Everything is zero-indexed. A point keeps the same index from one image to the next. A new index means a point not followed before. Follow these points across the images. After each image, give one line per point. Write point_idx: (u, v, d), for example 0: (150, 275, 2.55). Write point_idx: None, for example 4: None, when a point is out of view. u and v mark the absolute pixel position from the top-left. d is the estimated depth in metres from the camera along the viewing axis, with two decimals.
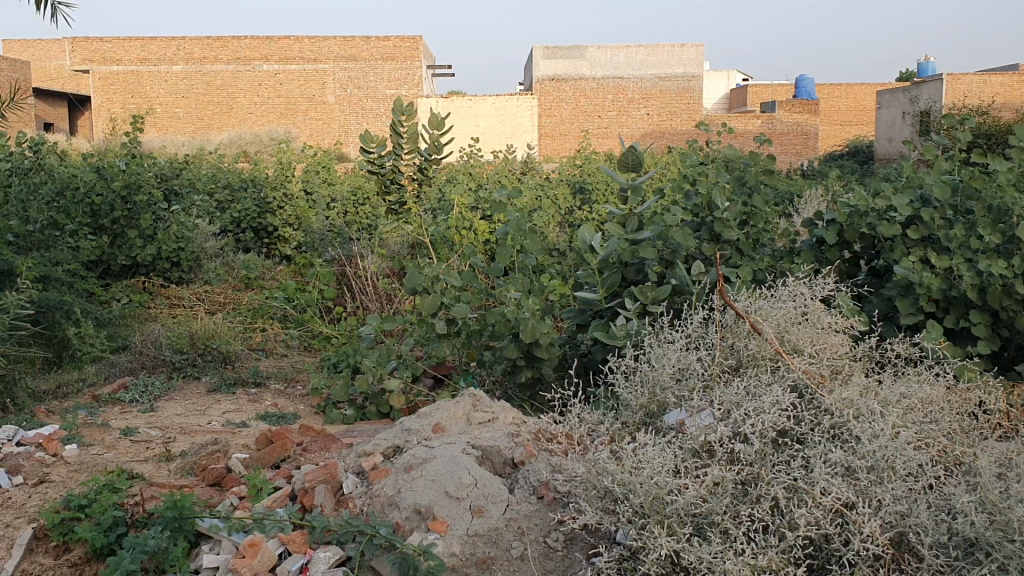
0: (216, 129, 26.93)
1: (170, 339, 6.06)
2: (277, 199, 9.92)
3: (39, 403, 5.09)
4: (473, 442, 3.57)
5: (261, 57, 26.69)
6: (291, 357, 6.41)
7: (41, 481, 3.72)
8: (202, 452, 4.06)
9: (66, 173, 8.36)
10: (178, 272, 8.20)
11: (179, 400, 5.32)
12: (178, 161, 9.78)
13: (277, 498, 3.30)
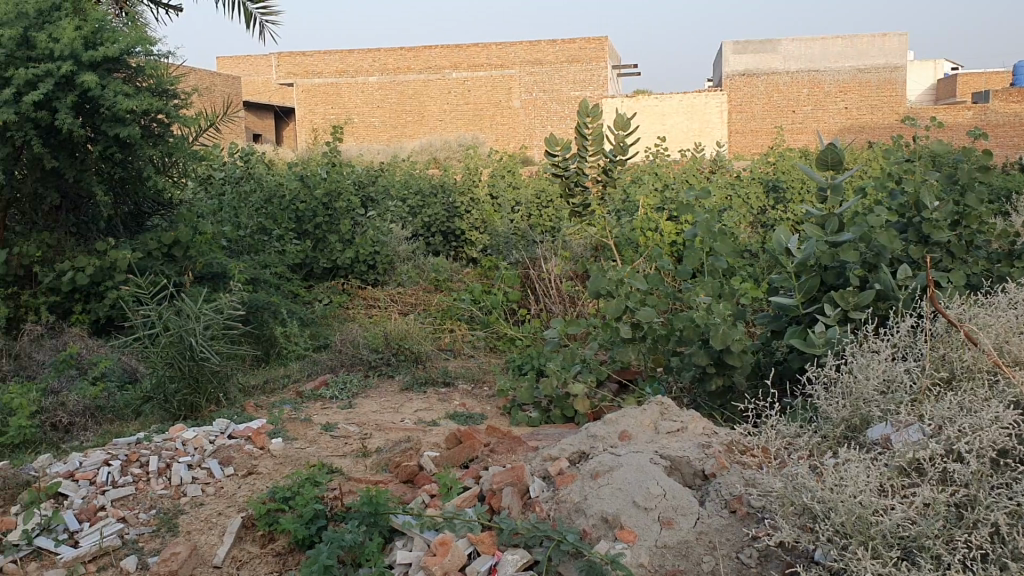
0: (408, 137, 28.19)
1: (366, 339, 6.31)
2: (465, 204, 10.27)
3: (249, 397, 5.42)
4: (662, 451, 3.50)
5: (451, 65, 27.46)
6: (479, 358, 6.54)
7: (250, 472, 3.95)
8: (396, 449, 4.19)
9: (273, 181, 8.89)
10: (374, 274, 8.55)
11: (374, 398, 5.54)
12: (374, 168, 10.23)
13: (466, 498, 3.36)
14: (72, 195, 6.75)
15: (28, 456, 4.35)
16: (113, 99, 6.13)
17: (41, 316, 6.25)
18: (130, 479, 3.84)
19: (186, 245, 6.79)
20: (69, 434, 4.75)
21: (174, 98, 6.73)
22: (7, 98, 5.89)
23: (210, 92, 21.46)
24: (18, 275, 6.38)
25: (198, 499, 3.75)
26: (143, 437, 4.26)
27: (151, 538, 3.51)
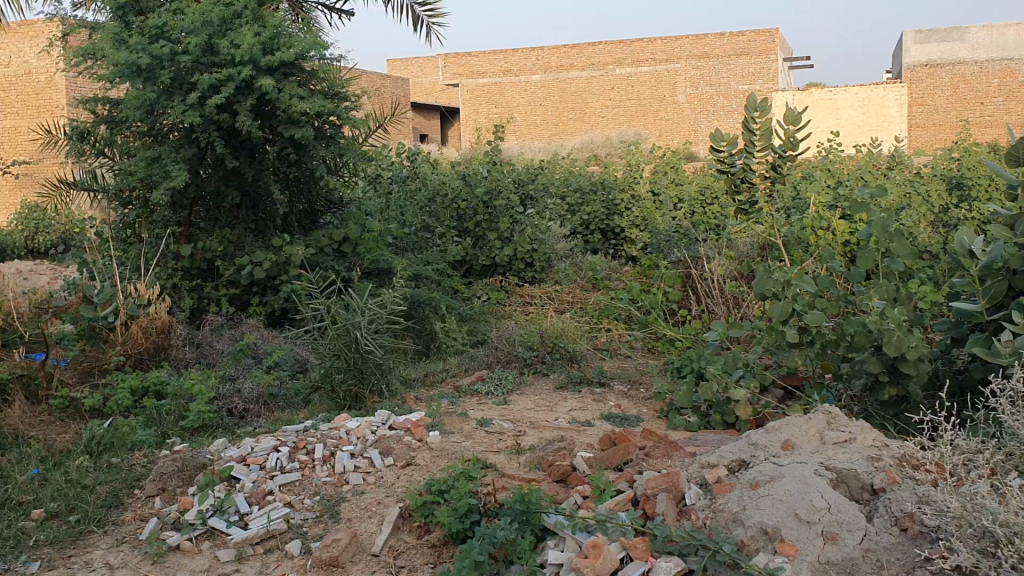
0: (570, 133, 28.13)
1: (522, 337, 6.34)
2: (625, 201, 10.16)
3: (409, 389, 5.57)
4: (827, 463, 3.33)
5: (614, 62, 27.32)
6: (635, 359, 6.45)
7: (408, 464, 4.04)
8: (550, 448, 4.19)
9: (436, 180, 9.09)
10: (532, 271, 8.60)
11: (529, 395, 5.56)
12: (534, 165, 10.30)
13: (620, 502, 3.31)
14: (251, 193, 7.14)
15: (207, 439, 4.63)
16: (289, 102, 6.42)
17: (221, 308, 6.64)
18: (297, 465, 4.00)
19: (354, 241, 7.04)
20: (244, 419, 5.02)
21: (345, 100, 6.99)
22: (193, 102, 6.28)
23: (379, 93, 22.25)
24: (202, 269, 6.80)
25: (359, 488, 3.88)
26: (310, 425, 4.43)
27: (315, 524, 3.65)
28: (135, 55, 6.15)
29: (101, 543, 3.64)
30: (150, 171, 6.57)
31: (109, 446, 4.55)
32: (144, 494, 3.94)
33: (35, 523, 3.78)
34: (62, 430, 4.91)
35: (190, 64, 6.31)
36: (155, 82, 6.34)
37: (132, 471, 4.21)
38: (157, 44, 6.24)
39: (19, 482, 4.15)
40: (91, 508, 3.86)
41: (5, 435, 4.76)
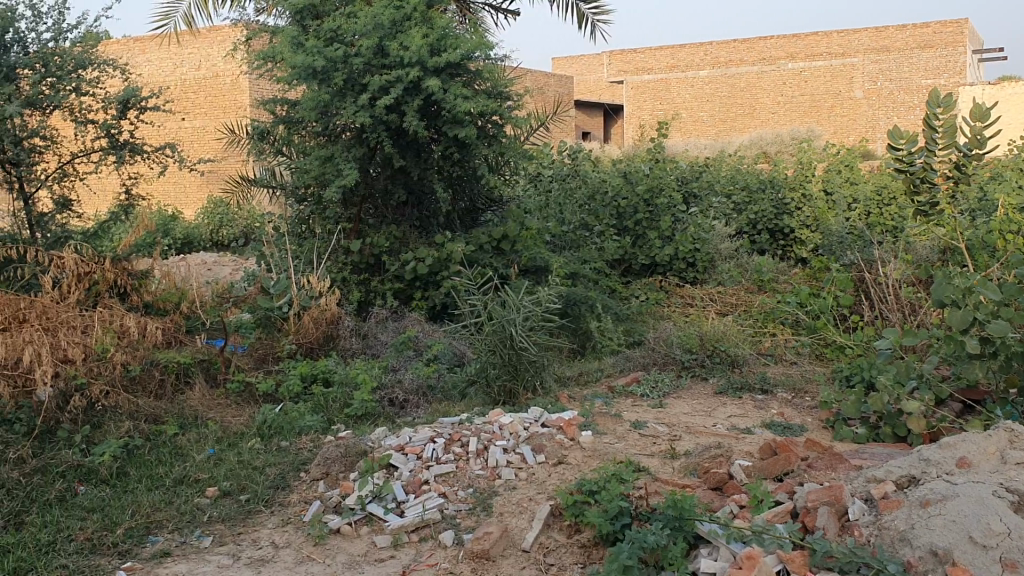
0: (739, 129, 27.12)
1: (680, 339, 6.21)
2: (796, 200, 9.84)
3: (564, 388, 5.58)
4: (1008, 484, 3.09)
5: (787, 56, 26.51)
6: (801, 365, 6.20)
7: (559, 462, 4.05)
8: (706, 454, 4.08)
9: (597, 178, 9.06)
10: (694, 272, 8.45)
11: (686, 399, 5.46)
12: (700, 162, 10.12)
13: (778, 513, 3.19)
14: (417, 191, 7.34)
15: (368, 427, 4.80)
16: (453, 102, 6.54)
17: (386, 301, 6.87)
18: (452, 457, 4.08)
19: (513, 239, 7.11)
20: (404, 410, 5.17)
21: (508, 100, 7.08)
22: (364, 103, 6.51)
23: (543, 92, 22.45)
24: (369, 264, 7.05)
25: (511, 483, 3.91)
26: (465, 419, 4.51)
27: (468, 515, 3.71)
28: (312, 58, 6.45)
29: (268, 522, 3.84)
30: (323, 169, 6.87)
31: (278, 430, 4.80)
32: (309, 478, 4.12)
33: (210, 499, 4.04)
34: (236, 413, 5.22)
35: (362, 65, 6.55)
36: (329, 84, 6.64)
37: (299, 455, 4.42)
38: (331, 47, 6.51)
39: (197, 460, 4.44)
40: (260, 489, 4.08)
41: (186, 416, 5.11)
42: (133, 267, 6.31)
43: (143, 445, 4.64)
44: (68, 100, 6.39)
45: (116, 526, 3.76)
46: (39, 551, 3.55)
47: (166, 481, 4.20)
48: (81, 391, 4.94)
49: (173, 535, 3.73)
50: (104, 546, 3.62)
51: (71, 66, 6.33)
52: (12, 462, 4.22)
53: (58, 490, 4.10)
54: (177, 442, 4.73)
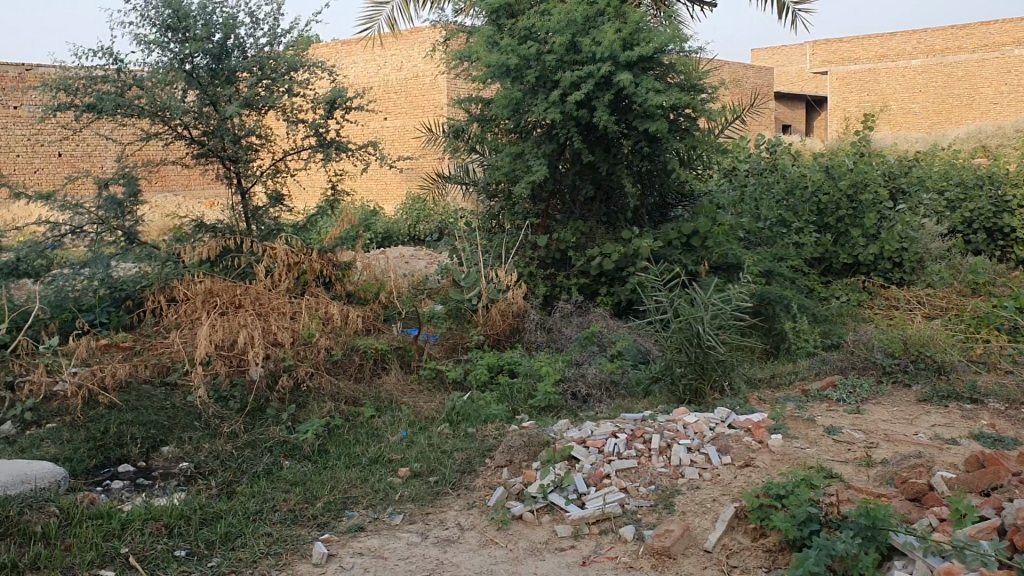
0: (956, 123, 25.49)
1: (881, 343, 5.87)
2: (1017, 197, 9.12)
3: (753, 389, 5.42)
4: None
5: (1012, 42, 24.24)
6: (1018, 375, 5.72)
7: (746, 464, 3.94)
8: (904, 464, 3.86)
9: (795, 173, 8.75)
10: (900, 272, 7.99)
11: (886, 406, 5.16)
12: (909, 156, 9.55)
13: (982, 529, 2.98)
14: (606, 186, 7.35)
15: (553, 418, 4.85)
16: (645, 96, 6.48)
17: (573, 296, 6.92)
18: (634, 452, 4.06)
19: (704, 235, 7.00)
20: (587, 404, 5.18)
21: (702, 93, 6.93)
22: (555, 100, 6.58)
23: (739, 85, 21.90)
24: (557, 258, 7.14)
25: (694, 482, 3.85)
26: (649, 415, 4.47)
27: (650, 512, 3.69)
28: (506, 56, 6.60)
29: (454, 504, 3.97)
30: (514, 166, 7.02)
31: (466, 418, 4.94)
32: (493, 464, 4.22)
33: (401, 479, 4.21)
34: (428, 399, 5.41)
35: (555, 62, 6.61)
36: (522, 81, 6.76)
37: (485, 442, 4.54)
38: (524, 45, 6.63)
39: (390, 442, 4.65)
40: (448, 472, 4.22)
41: (382, 399, 5.35)
42: (338, 259, 6.82)
43: (342, 425, 4.91)
44: (282, 102, 6.83)
45: (315, 499, 4.01)
46: (248, 518, 3.85)
47: (362, 460, 4.42)
48: (289, 372, 5.31)
49: (367, 511, 3.93)
50: (305, 518, 3.87)
51: (284, 69, 6.78)
52: (227, 434, 4.73)
53: (265, 463, 4.43)
54: (373, 424, 4.96)
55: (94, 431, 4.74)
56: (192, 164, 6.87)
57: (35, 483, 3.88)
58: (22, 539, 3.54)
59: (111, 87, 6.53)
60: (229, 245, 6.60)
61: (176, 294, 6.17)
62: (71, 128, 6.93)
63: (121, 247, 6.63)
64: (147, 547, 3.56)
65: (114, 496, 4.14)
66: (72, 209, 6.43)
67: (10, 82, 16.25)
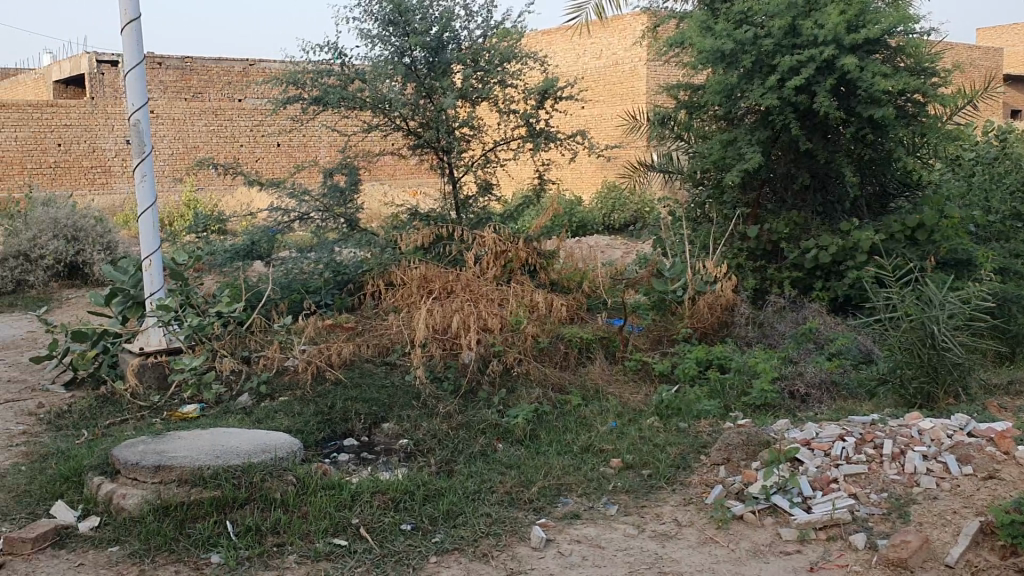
0: None
1: None
2: None
3: (990, 396, 5.01)
4: None
5: None
6: None
7: (990, 476, 3.66)
8: None
9: None
10: None
11: None
12: None
13: None
14: (822, 175, 7.08)
15: (770, 417, 4.68)
16: (871, 80, 6.14)
17: (784, 290, 6.68)
18: (864, 458, 3.85)
19: (930, 229, 6.58)
20: (806, 404, 4.97)
21: (934, 76, 6.49)
22: (772, 85, 6.36)
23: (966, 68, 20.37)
24: (768, 250, 6.95)
25: (932, 492, 3.62)
26: (878, 419, 4.23)
27: (882, 520, 3.49)
28: (721, 41, 6.44)
29: (670, 499, 3.90)
30: (725, 154, 6.84)
31: (677, 411, 4.85)
32: (709, 461, 4.12)
33: (614, 470, 4.19)
34: (636, 390, 5.35)
35: (772, 47, 6.39)
36: (737, 67, 6.58)
37: (699, 438, 4.44)
38: (740, 30, 6.44)
39: (601, 431, 4.63)
40: (663, 466, 4.15)
41: (589, 388, 5.34)
42: (543, 247, 6.88)
43: (552, 412, 4.94)
44: (494, 93, 6.97)
45: (531, 484, 4.05)
46: (468, 497, 3.94)
47: (574, 448, 4.43)
48: (498, 357, 5.39)
49: (582, 499, 3.93)
50: (522, 501, 3.92)
51: (497, 60, 6.90)
52: (442, 414, 4.88)
53: (481, 445, 4.52)
54: (582, 412, 4.95)
55: (322, 407, 5.04)
56: (408, 154, 7.18)
57: (275, 452, 4.13)
58: (264, 504, 3.81)
59: (335, 81, 6.90)
60: (442, 233, 6.84)
61: (394, 279, 6.46)
62: (298, 120, 7.39)
63: (343, 233, 7.07)
64: (375, 519, 3.73)
65: (342, 469, 4.36)
66: (298, 195, 7.00)
67: (236, 77, 17.60)
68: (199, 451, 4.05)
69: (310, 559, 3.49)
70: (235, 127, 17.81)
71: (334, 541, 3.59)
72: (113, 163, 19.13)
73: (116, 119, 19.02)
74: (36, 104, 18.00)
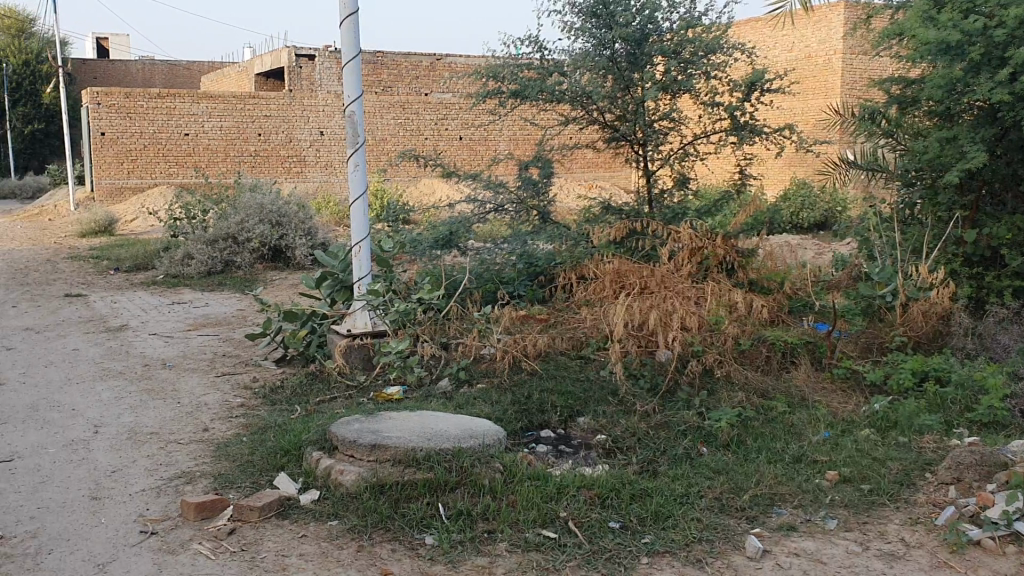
0: None
1: None
2: None
3: None
4: None
5: None
6: None
7: None
8: None
9: None
10: None
11: None
12: None
13: None
14: None
15: (1001, 437, 4.34)
16: None
17: (1007, 300, 6.21)
18: None
19: None
20: None
21: None
22: (1003, 79, 5.88)
23: None
24: (987, 257, 6.49)
25: None
26: None
27: None
28: (946, 32, 6.01)
29: (895, 518, 3.68)
30: (944, 152, 6.40)
31: (894, 425, 4.58)
32: (937, 480, 3.88)
33: (830, 483, 3.99)
34: (845, 400, 5.08)
35: (1005, 37, 5.91)
36: (963, 59, 6.13)
37: (923, 455, 4.20)
38: (969, 19, 5.99)
39: (813, 441, 4.43)
40: (885, 482, 3.93)
41: (794, 395, 5.10)
42: (741, 245, 6.67)
43: (756, 417, 4.75)
44: (697, 85, 6.80)
45: (742, 491, 3.92)
46: (676, 500, 3.84)
47: (785, 457, 4.25)
48: (698, 357, 5.24)
49: (797, 511, 3.77)
50: (733, 508, 3.79)
51: (701, 52, 6.70)
52: (640, 412, 4.80)
53: (684, 447, 4.40)
54: (789, 420, 4.75)
55: (520, 397, 5.07)
56: (604, 147, 7.14)
57: (482, 439, 4.17)
58: (473, 490, 3.84)
59: (536, 74, 6.94)
60: (636, 227, 6.75)
61: (587, 273, 6.43)
62: (496, 112, 7.50)
63: (536, 225, 7.11)
64: (583, 514, 3.69)
65: (543, 460, 4.36)
66: (495, 188, 7.06)
67: (424, 71, 19.98)
68: (411, 433, 4.15)
69: (520, 548, 3.49)
70: (422, 119, 20.28)
71: (544, 533, 3.57)
72: (307, 153, 20.41)
73: (311, 111, 20.22)
74: (240, 95, 19.42)
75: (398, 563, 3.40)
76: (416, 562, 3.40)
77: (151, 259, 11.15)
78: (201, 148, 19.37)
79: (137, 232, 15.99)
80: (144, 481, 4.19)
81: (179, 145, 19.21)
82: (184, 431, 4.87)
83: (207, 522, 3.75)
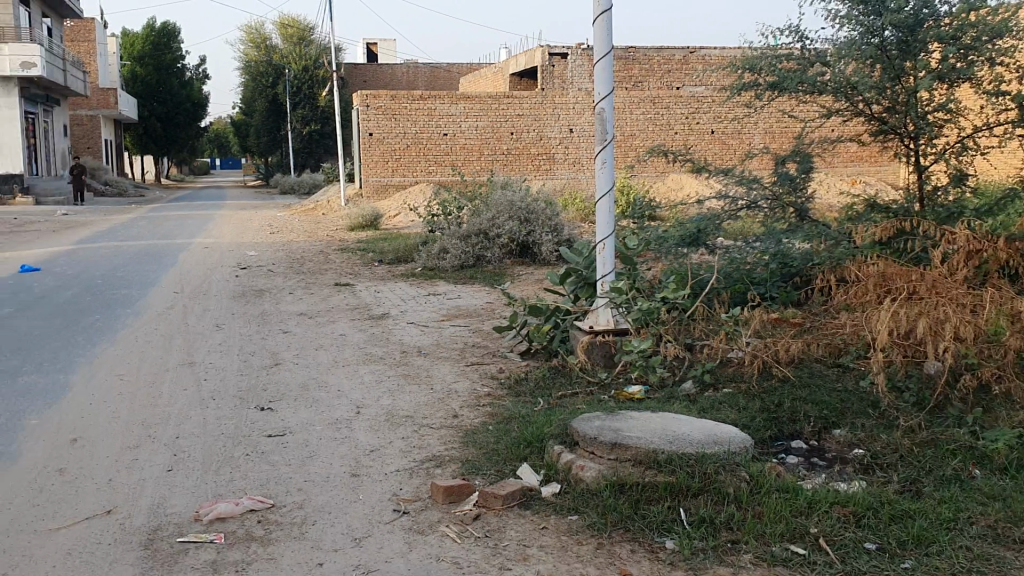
0: None
1: None
2: None
3: None
4: None
5: None
6: None
7: None
8: None
9: None
10: None
11: None
12: None
13: None
14: None
15: None
16: None
17: None
18: None
19: None
20: None
21: None
22: None
23: None
24: None
25: None
26: None
27: None
28: None
29: None
30: None
31: None
32: None
33: None
34: None
35: None
36: None
37: None
38: None
39: None
40: None
41: None
42: None
43: None
44: (979, 73, 6.21)
45: (1021, 521, 3.52)
46: (943, 525, 3.52)
47: None
48: (973, 371, 4.77)
49: None
50: (1009, 539, 3.42)
51: (985, 37, 6.10)
52: (903, 428, 4.45)
53: (953, 468, 4.03)
54: None
55: (769, 404, 4.86)
56: (869, 141, 6.71)
57: (728, 445, 4.04)
58: (716, 498, 3.73)
59: (797, 64, 6.66)
60: (903, 227, 6.29)
61: (847, 275, 6.06)
62: (752, 106, 7.25)
63: (792, 224, 6.81)
64: (836, 532, 3.47)
65: (794, 471, 4.15)
66: (748, 183, 6.82)
67: (677, 65, 19.97)
68: (654, 434, 4.10)
69: (766, 562, 3.33)
70: (673, 113, 20.28)
71: (792, 548, 3.39)
72: (557, 150, 20.81)
73: (563, 108, 20.59)
74: (496, 95, 20.14)
75: (637, 564, 3.36)
76: (655, 566, 3.34)
77: (411, 252, 11.80)
78: (458, 147, 20.27)
79: (399, 227, 17.02)
80: (398, 462, 4.42)
81: (439, 144, 20.22)
82: (436, 417, 5.10)
83: (454, 507, 3.89)
